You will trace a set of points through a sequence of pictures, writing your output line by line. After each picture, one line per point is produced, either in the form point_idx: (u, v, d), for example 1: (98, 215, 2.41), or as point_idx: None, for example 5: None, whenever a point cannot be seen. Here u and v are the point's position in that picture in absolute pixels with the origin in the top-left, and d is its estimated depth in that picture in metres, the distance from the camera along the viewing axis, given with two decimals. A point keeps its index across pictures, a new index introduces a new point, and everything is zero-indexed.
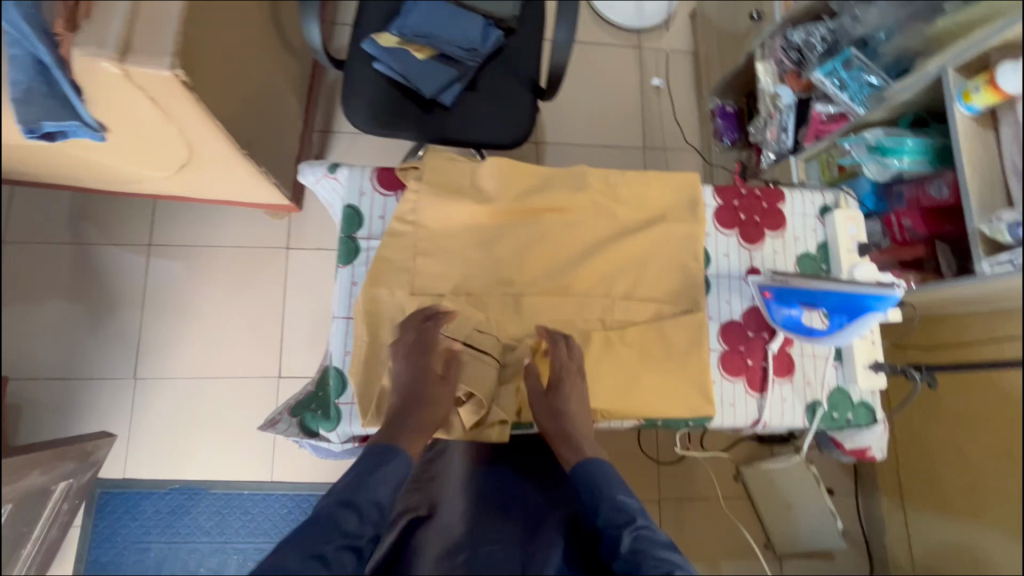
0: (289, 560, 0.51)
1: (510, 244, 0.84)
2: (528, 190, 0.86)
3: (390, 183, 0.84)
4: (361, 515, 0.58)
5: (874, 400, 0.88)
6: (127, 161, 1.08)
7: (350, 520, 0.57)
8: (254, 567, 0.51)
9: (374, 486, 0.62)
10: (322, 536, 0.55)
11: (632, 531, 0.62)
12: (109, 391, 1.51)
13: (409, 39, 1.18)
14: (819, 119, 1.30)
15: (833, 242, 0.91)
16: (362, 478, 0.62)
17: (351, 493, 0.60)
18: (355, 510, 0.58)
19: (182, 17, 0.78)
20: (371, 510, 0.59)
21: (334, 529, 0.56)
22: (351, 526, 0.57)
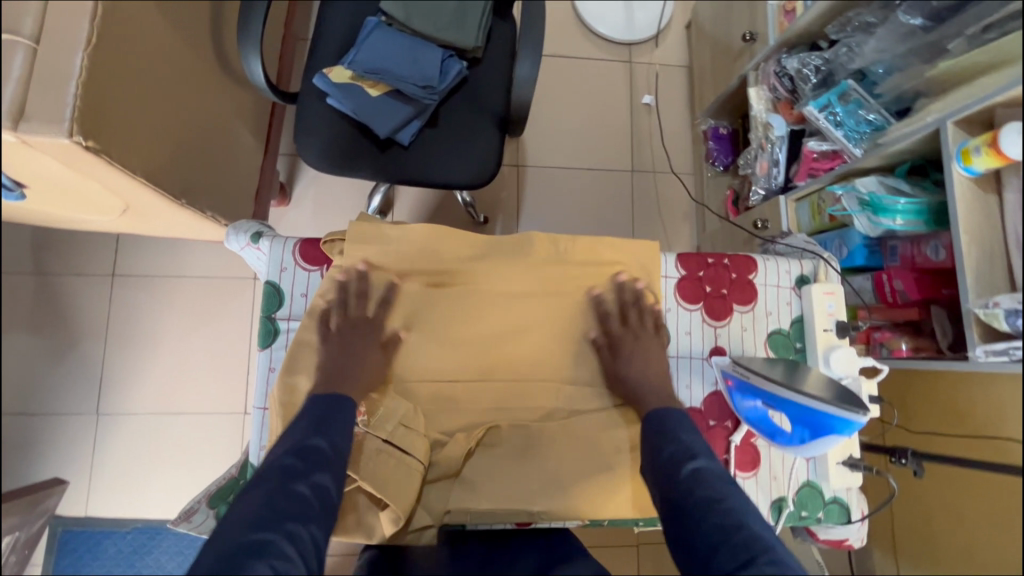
0: (277, 497, 0.59)
1: (443, 323, 0.78)
2: (465, 265, 0.79)
3: (314, 258, 0.78)
4: (322, 451, 0.64)
5: (850, 496, 0.80)
6: (63, 208, 1.03)
7: (318, 457, 0.63)
8: (248, 509, 0.57)
9: (332, 426, 0.67)
10: (296, 476, 0.61)
11: (694, 464, 0.66)
12: (71, 428, 1.48)
13: (361, 75, 1.10)
14: (811, 156, 1.19)
15: (809, 319, 0.82)
16: (319, 420, 0.67)
17: (310, 435, 0.65)
18: (317, 450, 0.64)
19: (82, 77, 0.71)
20: (331, 445, 0.65)
21: (301, 468, 0.62)
22: (315, 464, 0.63)
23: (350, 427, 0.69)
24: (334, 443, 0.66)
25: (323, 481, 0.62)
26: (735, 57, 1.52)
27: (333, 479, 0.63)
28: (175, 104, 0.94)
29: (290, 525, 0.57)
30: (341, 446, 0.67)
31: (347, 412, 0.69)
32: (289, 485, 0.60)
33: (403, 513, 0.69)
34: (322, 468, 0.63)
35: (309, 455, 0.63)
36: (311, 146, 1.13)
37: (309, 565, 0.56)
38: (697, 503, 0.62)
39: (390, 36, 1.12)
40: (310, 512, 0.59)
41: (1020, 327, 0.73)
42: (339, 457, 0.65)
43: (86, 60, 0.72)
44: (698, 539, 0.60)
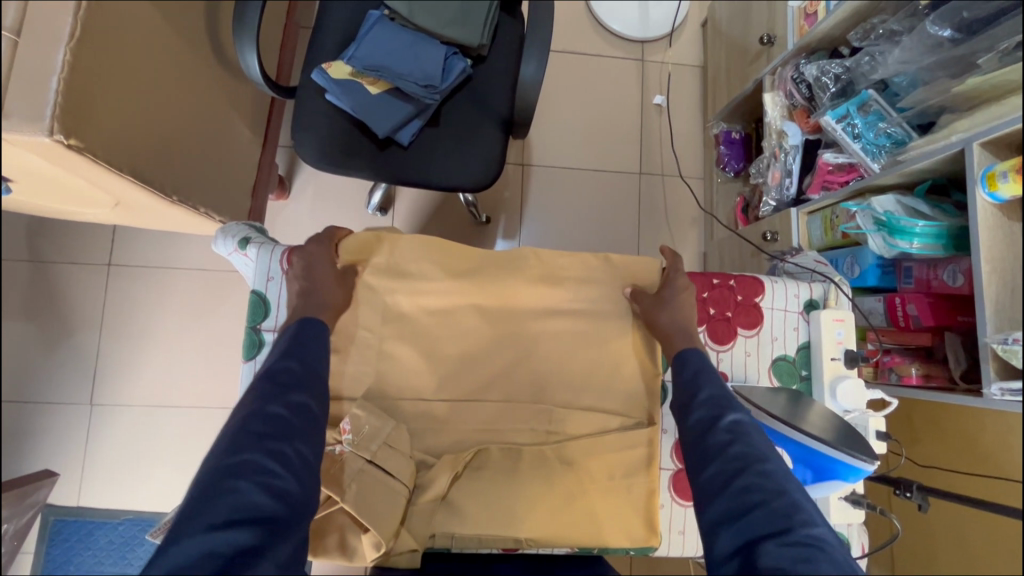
0: (253, 422, 0.59)
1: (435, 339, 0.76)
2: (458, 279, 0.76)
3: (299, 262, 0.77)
4: (293, 373, 0.65)
5: (850, 532, 0.77)
6: (52, 200, 1.00)
7: (292, 374, 0.64)
8: (226, 433, 0.59)
9: (303, 350, 0.67)
10: (271, 397, 0.62)
11: (733, 417, 0.63)
12: (64, 417, 1.47)
13: (361, 71, 1.06)
14: (825, 169, 1.14)
15: (816, 347, 0.79)
16: (288, 347, 0.67)
17: (280, 359, 0.65)
18: (287, 373, 0.64)
19: (64, 72, 0.68)
20: (301, 365, 0.65)
21: (274, 392, 0.62)
22: (287, 385, 0.63)
23: (322, 348, 0.69)
24: (307, 363, 0.66)
25: (300, 400, 0.63)
26: (751, 60, 1.46)
27: (308, 395, 0.64)
28: (166, 99, 0.91)
29: (269, 442, 0.58)
30: (314, 367, 0.67)
31: (317, 334, 0.69)
32: (262, 407, 0.61)
33: (383, 541, 0.66)
34: (296, 390, 0.63)
35: (280, 379, 0.64)
36: (308, 143, 1.09)
37: (298, 478, 0.58)
38: (733, 460, 0.58)
39: (392, 31, 1.07)
40: (290, 428, 0.60)
41: None
42: (312, 377, 0.66)
43: (69, 55, 0.68)
44: (726, 492, 0.57)
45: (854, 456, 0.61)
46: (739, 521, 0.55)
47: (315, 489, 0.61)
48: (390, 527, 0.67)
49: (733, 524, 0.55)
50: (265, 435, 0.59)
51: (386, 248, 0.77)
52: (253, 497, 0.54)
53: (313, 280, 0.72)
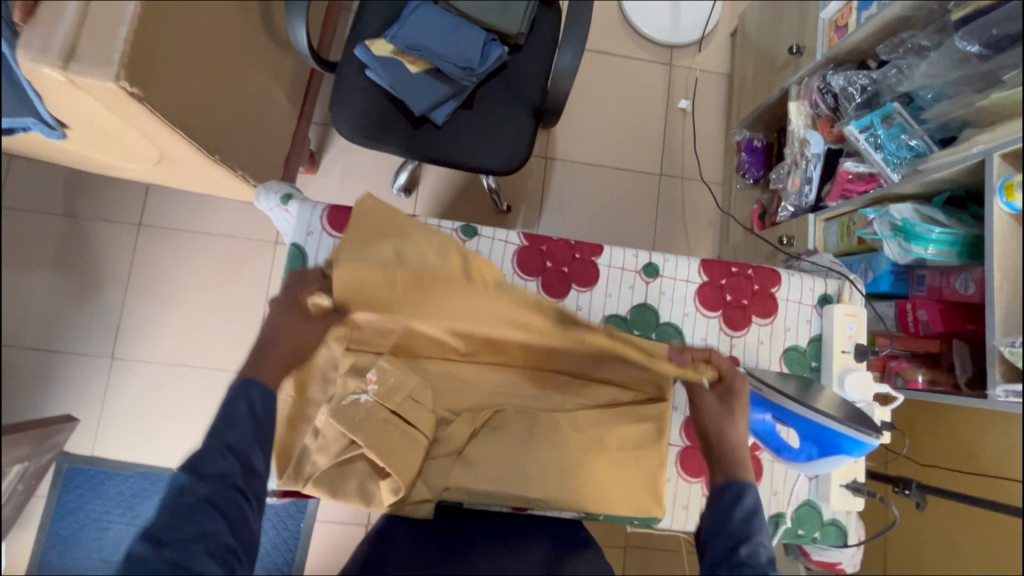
0: (160, 520, 0.54)
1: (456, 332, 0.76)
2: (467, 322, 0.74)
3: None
4: (220, 463, 0.58)
5: (849, 520, 0.79)
6: (100, 152, 1.04)
7: (213, 460, 0.58)
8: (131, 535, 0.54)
9: (230, 428, 0.60)
10: (183, 489, 0.56)
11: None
12: (86, 368, 1.51)
13: (403, 50, 1.10)
14: (846, 177, 1.17)
15: (827, 339, 0.81)
16: (218, 424, 0.60)
17: (206, 441, 0.59)
18: (212, 460, 0.58)
19: (133, 23, 0.72)
20: (227, 453, 0.58)
21: (194, 481, 0.57)
22: (210, 476, 0.57)
23: (256, 419, 0.61)
24: (234, 445, 0.59)
25: (224, 491, 0.57)
26: (779, 69, 1.49)
27: (237, 486, 0.58)
28: (218, 63, 0.95)
29: (180, 545, 0.53)
30: (246, 447, 0.60)
31: (254, 405, 0.62)
32: (176, 502, 0.55)
33: (402, 485, 0.69)
34: (219, 483, 0.57)
35: (202, 465, 0.57)
36: (345, 116, 1.13)
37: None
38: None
39: (435, 13, 1.11)
40: (205, 526, 0.55)
41: None
42: (243, 461, 0.59)
43: (139, 8, 0.73)
44: None
45: (863, 430, 0.64)
46: None
47: None
48: (409, 474, 0.70)
49: None
50: (172, 539, 0.53)
51: (395, 283, 0.71)
52: None
53: (273, 328, 0.69)
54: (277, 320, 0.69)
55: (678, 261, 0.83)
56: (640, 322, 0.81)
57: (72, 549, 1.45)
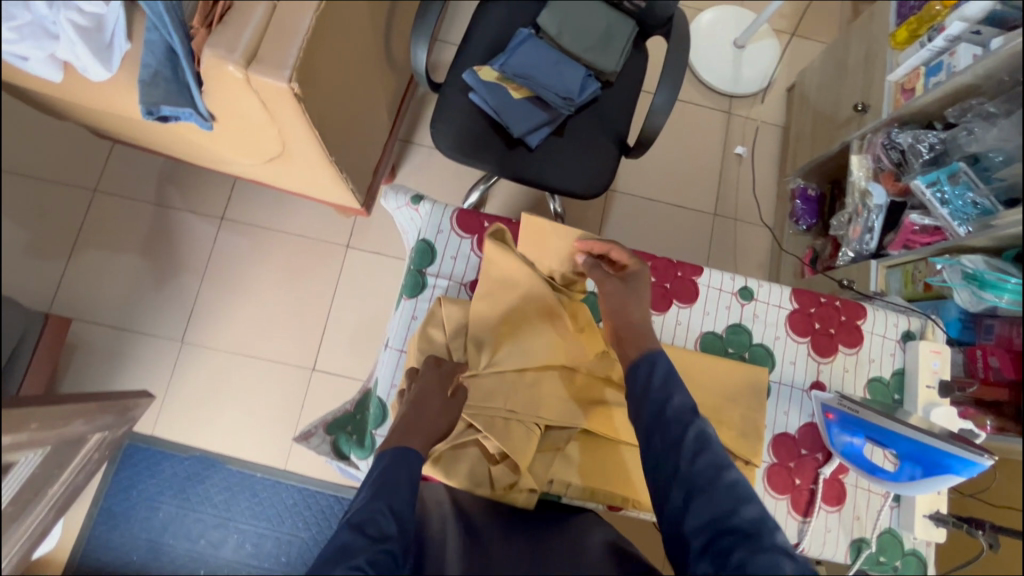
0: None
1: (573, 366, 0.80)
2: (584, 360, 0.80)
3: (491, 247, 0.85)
4: (382, 526, 0.56)
5: (928, 551, 0.81)
6: (224, 146, 1.13)
7: (376, 523, 0.56)
8: None
9: (392, 492, 0.60)
10: (351, 548, 0.53)
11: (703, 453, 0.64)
12: (155, 349, 1.57)
13: (509, 77, 1.20)
14: (911, 228, 1.24)
15: (911, 373, 0.86)
16: (376, 488, 0.60)
17: (368, 504, 0.58)
18: (376, 520, 0.56)
19: (308, 34, 0.82)
20: (390, 514, 0.57)
21: (359, 541, 0.54)
22: (374, 538, 0.55)
23: (412, 489, 0.62)
24: (392, 508, 0.58)
25: (384, 557, 0.54)
26: (840, 124, 1.58)
27: (395, 554, 0.55)
28: (350, 75, 1.05)
29: None
30: (405, 514, 0.59)
31: (413, 468, 0.63)
32: (344, 561, 0.52)
33: (519, 469, 0.74)
34: (384, 545, 0.55)
35: (367, 527, 0.56)
36: (446, 131, 1.22)
37: None
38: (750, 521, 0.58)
39: (540, 47, 1.21)
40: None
41: None
42: (402, 529, 0.58)
43: (313, 21, 0.82)
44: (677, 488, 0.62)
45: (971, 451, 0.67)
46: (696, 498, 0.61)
47: None
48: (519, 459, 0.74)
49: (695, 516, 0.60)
50: None
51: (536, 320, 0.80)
52: None
53: (420, 405, 0.71)
54: (422, 391, 0.73)
55: (771, 288, 0.88)
56: (734, 341, 0.86)
57: (121, 526, 1.47)
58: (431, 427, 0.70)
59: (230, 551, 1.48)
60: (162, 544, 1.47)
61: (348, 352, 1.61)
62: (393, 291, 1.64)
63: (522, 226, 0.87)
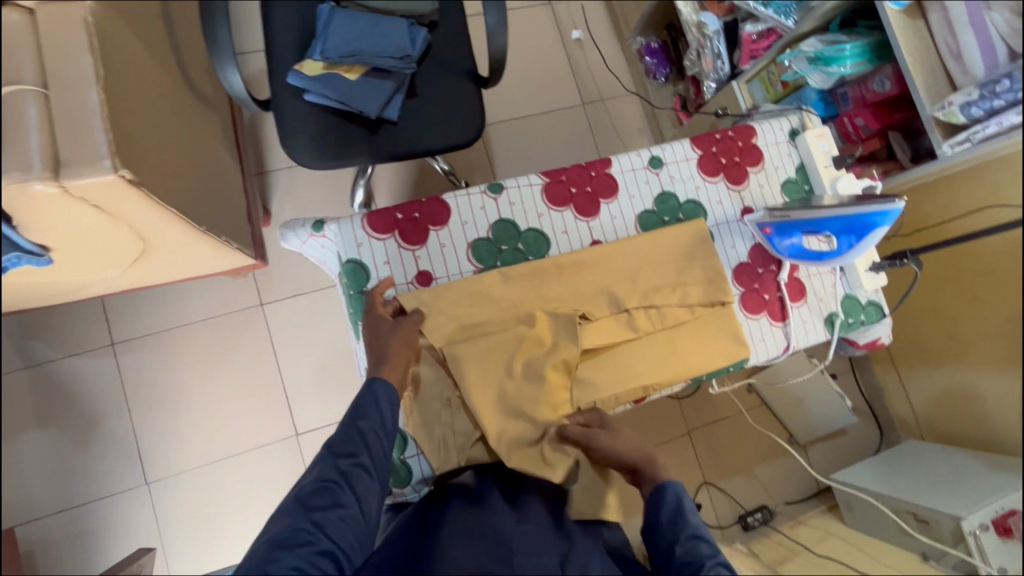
0: (303, 488, 0.62)
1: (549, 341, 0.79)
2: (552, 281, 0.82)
3: (415, 235, 0.82)
4: (352, 445, 0.67)
5: (879, 297, 0.95)
6: (74, 272, 0.97)
7: (344, 444, 0.66)
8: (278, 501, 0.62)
9: (360, 417, 0.69)
10: (325, 464, 0.65)
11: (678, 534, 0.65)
12: (123, 505, 1.41)
13: (336, 61, 1.10)
14: (750, 39, 1.33)
15: (810, 162, 0.95)
16: (348, 414, 0.70)
17: (339, 428, 0.68)
18: (345, 442, 0.67)
19: (104, 111, 0.70)
20: (359, 436, 0.67)
21: (330, 458, 0.66)
22: (344, 456, 0.66)
23: (382, 413, 0.71)
24: (361, 429, 0.68)
25: (354, 471, 0.65)
26: None
27: (366, 466, 0.66)
28: (170, 134, 0.93)
29: (321, 512, 0.60)
30: (374, 432, 0.69)
31: (381, 395, 0.71)
32: (319, 474, 0.64)
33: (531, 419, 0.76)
34: (351, 458, 0.66)
35: (337, 445, 0.67)
36: (303, 145, 1.13)
37: (341, 541, 0.59)
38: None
39: (351, 15, 1.12)
40: (336, 496, 0.62)
41: (974, 115, 0.87)
42: (371, 443, 0.68)
43: (103, 93, 0.71)
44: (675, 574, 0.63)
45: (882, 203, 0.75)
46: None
47: (360, 553, 0.62)
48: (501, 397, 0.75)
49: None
50: (315, 506, 0.60)
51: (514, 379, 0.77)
52: (302, 565, 0.56)
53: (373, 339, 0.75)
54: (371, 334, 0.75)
55: (673, 147, 0.93)
56: (666, 209, 0.91)
57: None
58: (391, 352, 0.73)
59: None
60: None
61: (320, 401, 1.53)
62: (332, 322, 1.56)
63: (434, 200, 0.83)
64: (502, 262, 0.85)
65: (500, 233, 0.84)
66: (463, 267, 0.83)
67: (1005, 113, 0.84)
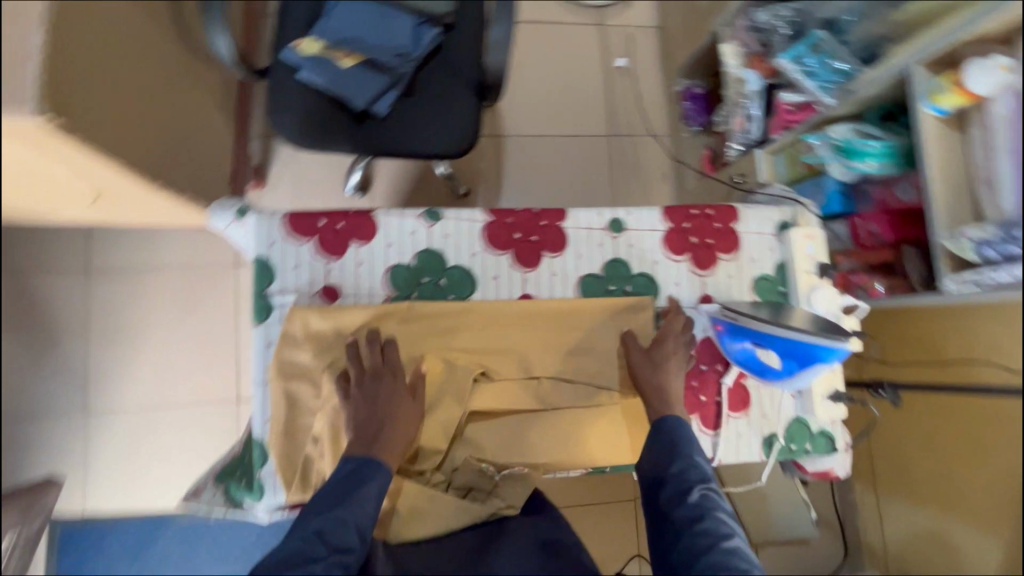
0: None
1: (446, 389, 0.76)
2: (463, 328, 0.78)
3: (334, 246, 0.79)
4: (342, 536, 0.62)
5: (834, 429, 0.85)
6: (29, 200, 0.98)
7: (335, 535, 0.62)
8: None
9: (356, 505, 0.64)
10: (309, 554, 0.60)
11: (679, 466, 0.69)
12: (60, 425, 1.44)
13: (333, 46, 1.08)
14: (785, 109, 1.20)
15: (791, 263, 0.86)
16: (341, 498, 0.65)
17: (330, 512, 0.63)
18: (336, 531, 0.62)
19: (40, 57, 0.69)
20: (351, 527, 0.63)
21: (316, 545, 0.60)
22: (334, 548, 0.61)
23: (377, 501, 0.66)
24: (355, 520, 0.63)
25: (338, 571, 0.60)
26: None
27: (350, 565, 0.61)
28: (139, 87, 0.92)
29: None
30: (365, 525, 0.64)
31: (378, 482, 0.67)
32: (300, 566, 0.58)
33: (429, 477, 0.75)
34: (338, 552, 0.61)
35: (326, 533, 0.62)
36: (287, 121, 1.10)
37: None
38: (698, 507, 0.66)
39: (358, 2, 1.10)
40: None
41: (988, 256, 0.78)
42: (360, 537, 0.63)
43: (45, 38, 0.69)
44: (668, 506, 0.67)
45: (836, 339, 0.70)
46: (687, 514, 0.66)
47: None
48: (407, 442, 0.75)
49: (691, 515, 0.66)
50: None
51: None
52: None
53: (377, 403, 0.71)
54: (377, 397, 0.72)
55: (641, 213, 0.86)
56: (614, 277, 0.84)
57: None
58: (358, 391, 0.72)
59: None
60: None
61: None
62: None
63: (363, 214, 0.81)
64: (419, 293, 0.81)
65: (424, 264, 0.81)
66: (375, 292, 0.80)
67: (1018, 264, 0.73)
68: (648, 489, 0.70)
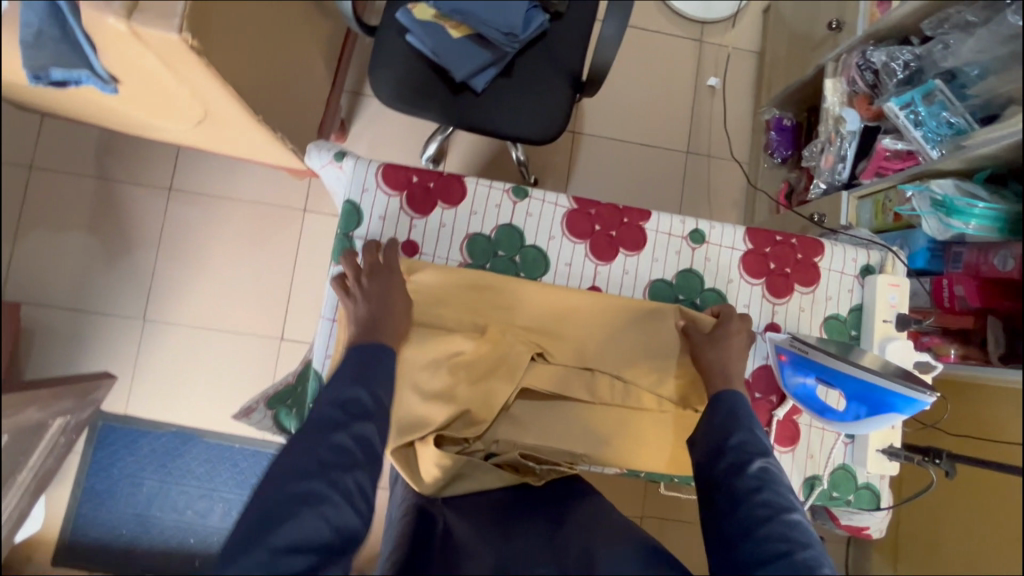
0: (319, 447, 0.61)
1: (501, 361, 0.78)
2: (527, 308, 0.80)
3: (422, 204, 0.82)
4: (363, 404, 0.66)
5: (881, 484, 0.83)
6: (144, 111, 1.04)
7: (357, 405, 0.66)
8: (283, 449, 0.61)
9: (371, 379, 0.68)
10: (331, 423, 0.64)
11: (738, 438, 0.69)
12: (119, 328, 1.53)
13: (445, 14, 1.09)
14: (884, 154, 1.15)
15: (869, 309, 0.84)
16: (358, 376, 0.68)
17: (350, 387, 0.67)
18: (355, 401, 0.66)
19: None
20: (369, 395, 0.67)
21: (342, 417, 0.64)
22: (355, 415, 0.65)
23: (387, 375, 0.70)
24: (372, 391, 0.67)
25: (365, 432, 0.64)
26: (815, 46, 1.54)
27: (376, 429, 0.65)
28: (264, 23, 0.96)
29: (335, 473, 0.60)
30: (380, 395, 0.68)
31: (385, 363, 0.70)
32: (332, 435, 0.62)
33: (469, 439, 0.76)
34: (364, 419, 0.65)
35: (352, 406, 0.65)
36: (386, 80, 1.13)
37: (352, 507, 0.59)
38: (759, 478, 0.65)
39: None
40: (351, 461, 0.61)
41: None
42: (378, 403, 0.67)
43: None
44: (726, 478, 0.67)
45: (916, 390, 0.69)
46: (752, 488, 0.65)
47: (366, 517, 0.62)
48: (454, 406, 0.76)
49: (754, 487, 0.65)
50: (330, 465, 0.60)
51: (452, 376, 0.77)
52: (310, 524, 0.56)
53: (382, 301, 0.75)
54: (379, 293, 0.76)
55: (723, 229, 0.86)
56: (684, 287, 0.85)
57: (106, 503, 1.48)
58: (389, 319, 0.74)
59: (219, 520, 1.51)
60: (151, 516, 1.49)
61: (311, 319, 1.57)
62: None
63: (455, 178, 0.83)
64: (492, 265, 0.84)
65: (503, 238, 0.83)
66: (452, 255, 0.83)
67: None
68: (704, 462, 0.70)
